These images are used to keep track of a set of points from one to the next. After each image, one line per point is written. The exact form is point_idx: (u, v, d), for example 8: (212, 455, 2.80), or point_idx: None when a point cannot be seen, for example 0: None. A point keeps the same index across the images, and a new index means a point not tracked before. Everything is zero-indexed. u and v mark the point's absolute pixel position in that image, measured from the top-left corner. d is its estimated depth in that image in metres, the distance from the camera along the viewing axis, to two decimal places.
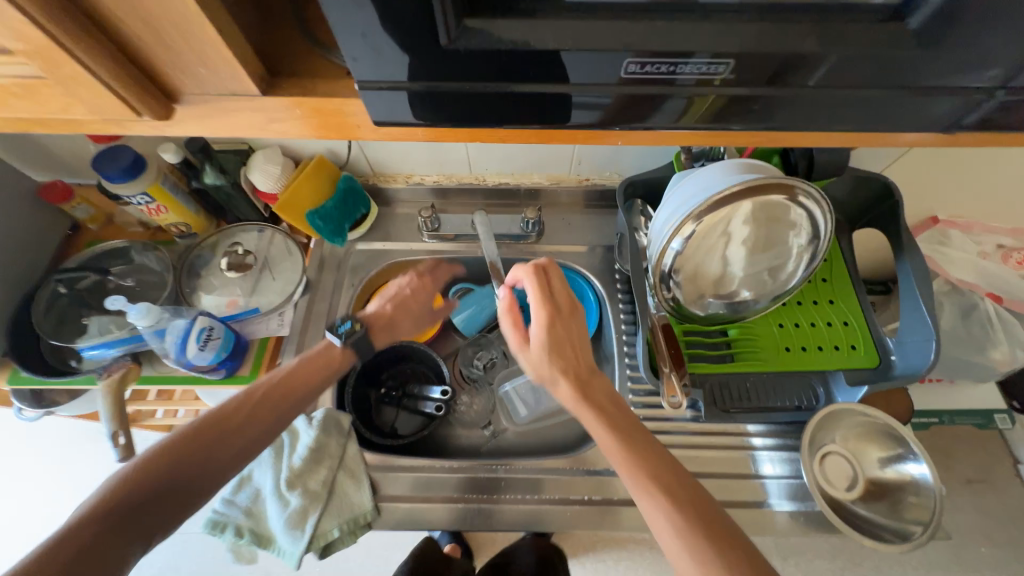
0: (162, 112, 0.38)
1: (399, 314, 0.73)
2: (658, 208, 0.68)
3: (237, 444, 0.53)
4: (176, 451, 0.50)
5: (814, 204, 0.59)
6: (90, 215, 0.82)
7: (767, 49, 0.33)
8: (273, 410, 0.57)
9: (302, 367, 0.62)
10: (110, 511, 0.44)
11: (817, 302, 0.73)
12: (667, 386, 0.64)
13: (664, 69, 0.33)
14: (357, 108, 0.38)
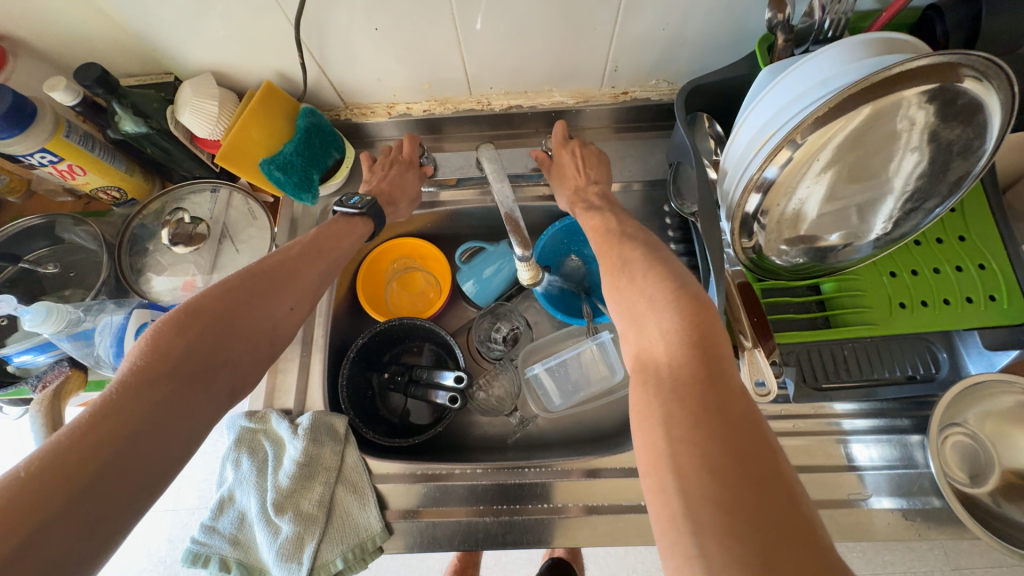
0: None
1: (395, 188, 0.61)
2: (735, 122, 0.48)
3: (269, 311, 0.46)
4: (191, 317, 0.41)
5: (986, 91, 0.40)
6: (5, 184, 0.65)
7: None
8: (297, 279, 0.49)
9: (318, 236, 0.53)
10: (140, 388, 0.37)
11: (942, 241, 0.55)
12: (750, 367, 0.49)
13: None
14: None
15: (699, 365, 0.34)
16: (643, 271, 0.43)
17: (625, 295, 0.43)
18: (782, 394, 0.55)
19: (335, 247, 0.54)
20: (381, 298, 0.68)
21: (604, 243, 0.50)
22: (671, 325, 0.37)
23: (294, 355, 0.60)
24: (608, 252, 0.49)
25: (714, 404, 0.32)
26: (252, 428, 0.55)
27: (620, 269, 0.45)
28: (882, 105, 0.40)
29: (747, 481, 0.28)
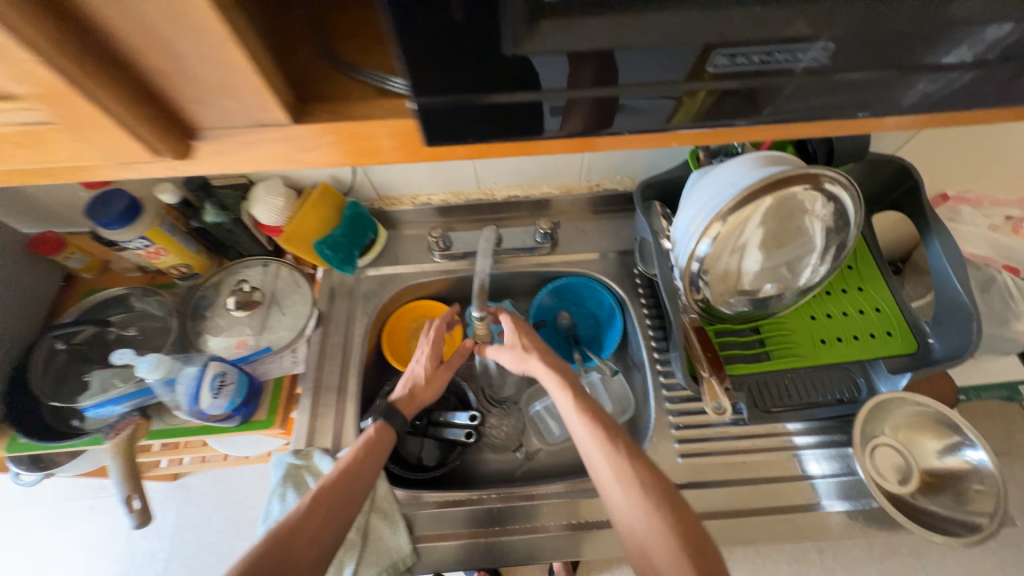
0: (176, 148, 0.31)
1: (418, 391, 0.67)
2: (679, 207, 0.66)
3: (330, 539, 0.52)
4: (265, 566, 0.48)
5: (842, 189, 0.57)
6: (85, 264, 0.78)
7: (722, 20, 0.28)
8: (337, 511, 0.53)
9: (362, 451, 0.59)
10: None
11: (845, 291, 0.71)
12: (709, 392, 0.61)
13: (758, 58, 0.30)
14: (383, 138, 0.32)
15: (649, 481, 0.52)
16: (586, 404, 0.59)
17: (580, 419, 0.58)
18: (740, 418, 0.67)
19: (367, 463, 0.58)
20: (403, 350, 0.80)
21: (535, 364, 0.64)
22: (623, 451, 0.54)
23: (331, 401, 0.70)
24: (543, 374, 0.62)
25: (665, 511, 0.50)
26: (298, 464, 0.63)
27: (563, 398, 0.60)
28: (776, 196, 0.57)
29: (699, 558, 0.47)
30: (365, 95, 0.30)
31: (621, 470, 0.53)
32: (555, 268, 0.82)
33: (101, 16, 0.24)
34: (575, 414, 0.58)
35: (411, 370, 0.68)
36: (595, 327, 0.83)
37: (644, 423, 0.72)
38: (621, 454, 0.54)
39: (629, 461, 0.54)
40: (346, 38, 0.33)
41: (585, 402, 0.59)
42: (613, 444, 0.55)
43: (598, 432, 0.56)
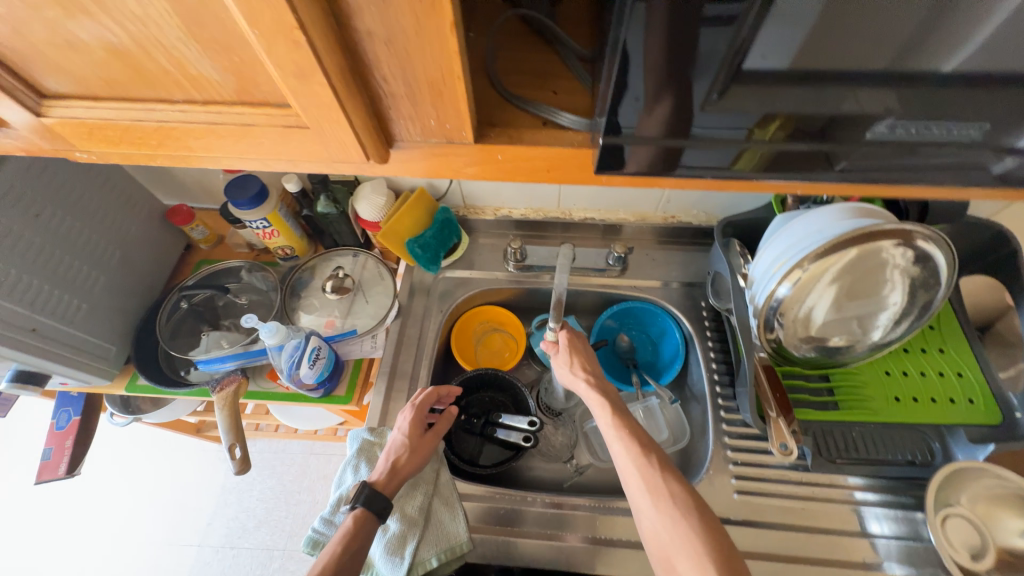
0: (380, 155, 0.33)
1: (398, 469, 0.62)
2: (760, 248, 0.67)
3: None
4: None
5: (934, 246, 0.57)
6: (205, 236, 0.87)
7: (885, 91, 0.31)
8: None
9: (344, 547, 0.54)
10: None
11: (925, 350, 0.69)
12: (776, 433, 0.62)
13: (915, 130, 0.33)
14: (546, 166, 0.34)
15: (674, 485, 0.54)
16: (618, 412, 0.62)
17: (611, 426, 0.61)
18: (802, 463, 0.66)
19: (355, 557, 0.54)
20: (469, 350, 0.85)
21: (573, 373, 0.68)
22: (648, 455, 0.57)
23: (404, 388, 0.76)
24: (580, 383, 0.66)
25: (690, 515, 0.51)
26: (371, 441, 0.68)
27: (597, 405, 0.63)
28: (863, 249, 0.57)
29: (724, 563, 0.47)
30: (532, 124, 0.34)
31: (646, 473, 0.55)
32: (622, 291, 0.85)
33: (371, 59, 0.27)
34: (607, 421, 0.61)
35: (391, 449, 0.63)
36: (653, 353, 0.85)
37: (698, 454, 0.72)
38: (646, 458, 0.56)
39: (654, 465, 0.56)
40: (512, 70, 0.37)
41: (616, 410, 0.62)
42: (640, 450, 0.57)
43: (627, 437, 0.59)
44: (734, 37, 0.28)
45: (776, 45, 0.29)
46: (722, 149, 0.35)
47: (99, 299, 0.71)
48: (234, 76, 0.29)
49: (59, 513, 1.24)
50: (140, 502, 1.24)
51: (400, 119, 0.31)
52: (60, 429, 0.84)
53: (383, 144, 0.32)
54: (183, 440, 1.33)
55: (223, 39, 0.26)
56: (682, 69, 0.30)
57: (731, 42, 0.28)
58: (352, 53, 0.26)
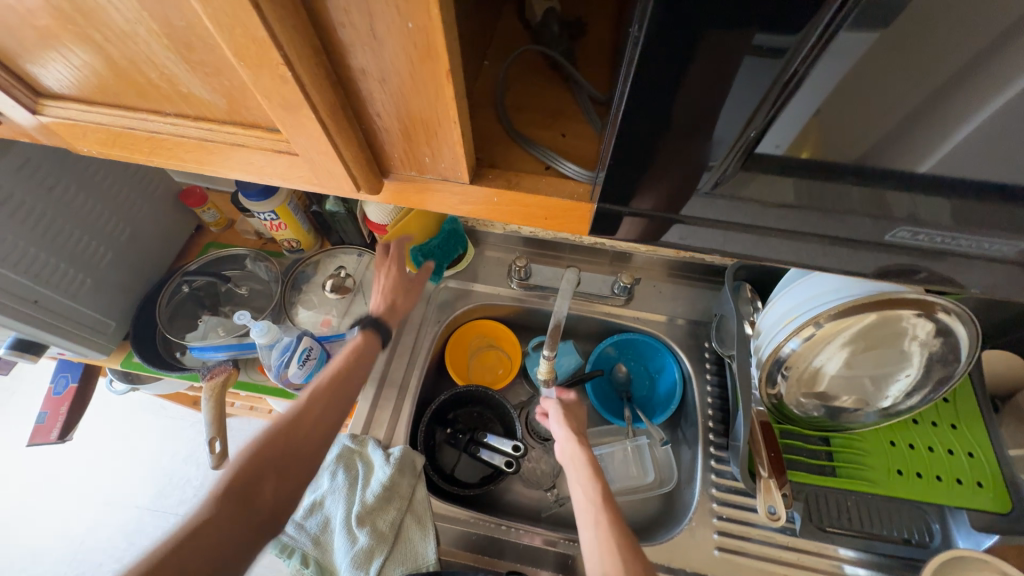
0: (373, 187, 0.33)
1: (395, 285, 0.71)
2: (771, 298, 0.65)
3: (305, 457, 0.56)
4: (254, 449, 0.53)
5: (959, 322, 0.54)
6: (215, 220, 0.88)
7: (892, 162, 0.29)
8: (320, 407, 0.58)
9: (353, 360, 0.64)
10: (222, 497, 0.49)
11: (936, 424, 0.66)
12: (765, 493, 0.59)
13: (936, 240, 0.33)
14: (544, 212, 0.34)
15: None
16: (607, 497, 0.57)
17: (595, 507, 0.56)
18: (790, 527, 0.63)
19: (355, 373, 0.64)
20: (462, 364, 0.84)
21: (568, 440, 0.64)
22: (627, 553, 0.52)
23: (391, 396, 0.74)
24: (574, 452, 0.62)
25: None
26: (351, 448, 0.68)
27: (586, 482, 0.59)
28: (882, 314, 0.54)
29: None
30: (536, 169, 0.34)
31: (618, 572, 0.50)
32: (624, 321, 0.83)
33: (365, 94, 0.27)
34: (591, 500, 0.57)
35: (382, 279, 0.71)
36: (650, 388, 0.83)
37: (682, 501, 0.70)
38: (624, 556, 0.51)
39: (631, 565, 0.50)
40: (522, 106, 0.37)
41: (603, 492, 0.58)
42: (620, 543, 0.52)
43: (609, 525, 0.54)
44: (745, 107, 0.27)
45: (788, 118, 0.28)
46: (729, 212, 0.34)
47: (104, 274, 0.72)
48: (223, 96, 0.30)
49: (55, 471, 1.28)
50: (131, 468, 1.27)
51: (394, 154, 0.31)
52: (57, 394, 0.86)
53: (375, 176, 0.32)
54: (180, 411, 1.35)
55: (223, 57, 0.26)
56: (690, 134, 0.28)
57: (742, 105, 0.27)
58: (346, 89, 0.26)
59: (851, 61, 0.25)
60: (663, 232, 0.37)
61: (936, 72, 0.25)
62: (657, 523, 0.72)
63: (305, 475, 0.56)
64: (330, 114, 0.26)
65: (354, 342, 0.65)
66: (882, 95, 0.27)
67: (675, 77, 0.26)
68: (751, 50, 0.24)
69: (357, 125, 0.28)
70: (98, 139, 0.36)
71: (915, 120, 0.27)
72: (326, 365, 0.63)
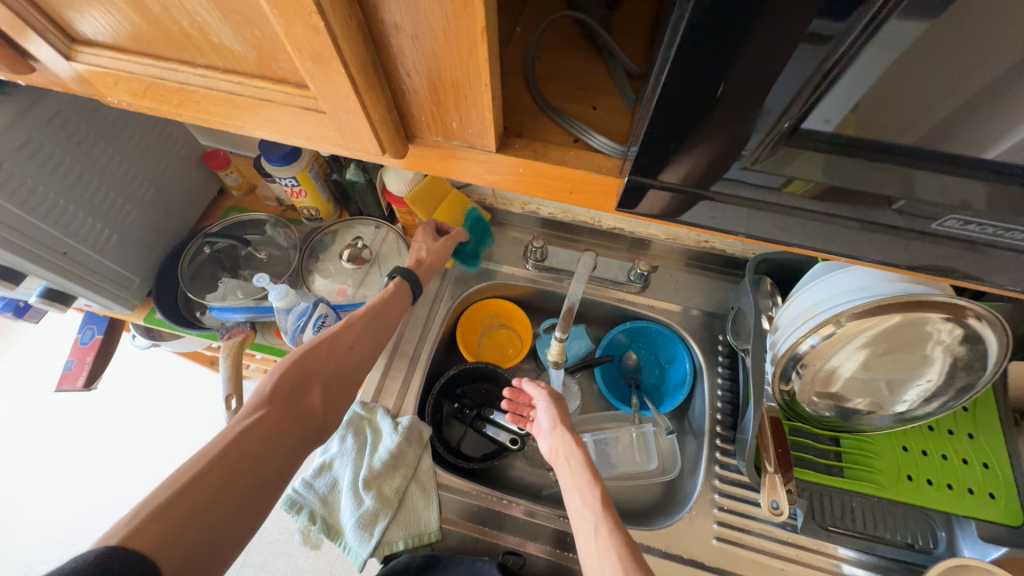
0: (397, 152, 0.33)
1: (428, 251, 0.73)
2: (794, 293, 0.63)
3: (346, 379, 0.62)
4: (302, 370, 0.57)
5: (989, 328, 0.51)
6: (238, 183, 0.88)
7: (943, 150, 0.28)
8: (359, 340, 0.64)
9: (394, 297, 0.68)
10: (278, 402, 0.53)
11: (953, 432, 0.64)
12: (769, 488, 0.59)
13: (984, 234, 0.31)
14: (568, 187, 0.33)
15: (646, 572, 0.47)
16: (605, 502, 0.54)
17: (589, 518, 0.53)
18: (791, 522, 0.63)
19: (392, 309, 0.68)
20: (473, 342, 0.84)
21: (559, 444, 0.61)
22: (623, 555, 0.49)
23: (402, 367, 0.75)
24: (569, 454, 0.60)
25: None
26: (361, 414, 0.69)
27: (578, 486, 0.56)
28: (906, 316, 0.52)
29: None
30: (564, 142, 0.33)
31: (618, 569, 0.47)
32: (638, 308, 0.82)
33: (395, 56, 0.26)
34: (582, 507, 0.54)
35: (414, 249, 0.73)
36: (659, 377, 0.83)
37: (684, 490, 0.71)
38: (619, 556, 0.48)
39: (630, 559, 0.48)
40: (553, 77, 0.36)
41: (599, 502, 0.54)
42: (617, 542, 0.50)
43: (607, 533, 0.51)
44: (789, 86, 0.26)
45: (834, 99, 0.26)
46: (758, 196, 0.33)
47: (129, 231, 0.74)
48: (255, 49, 0.30)
49: (80, 418, 1.34)
50: (151, 420, 1.32)
51: (422, 118, 0.30)
52: (83, 344, 0.89)
53: (401, 141, 0.32)
54: (197, 370, 1.39)
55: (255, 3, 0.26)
56: (730, 111, 0.27)
57: (788, 79, 0.25)
58: (378, 46, 0.26)
59: (910, 37, 0.23)
60: (685, 211, 0.35)
61: (1005, 56, 0.23)
62: (657, 509, 0.72)
63: (344, 386, 0.62)
64: (361, 76, 0.26)
65: (389, 286, 0.69)
66: (941, 76, 0.25)
67: (719, 53, 0.25)
68: (803, 27, 0.23)
69: (387, 88, 0.28)
70: (129, 90, 0.37)
71: (974, 106, 0.25)
72: (363, 302, 0.66)
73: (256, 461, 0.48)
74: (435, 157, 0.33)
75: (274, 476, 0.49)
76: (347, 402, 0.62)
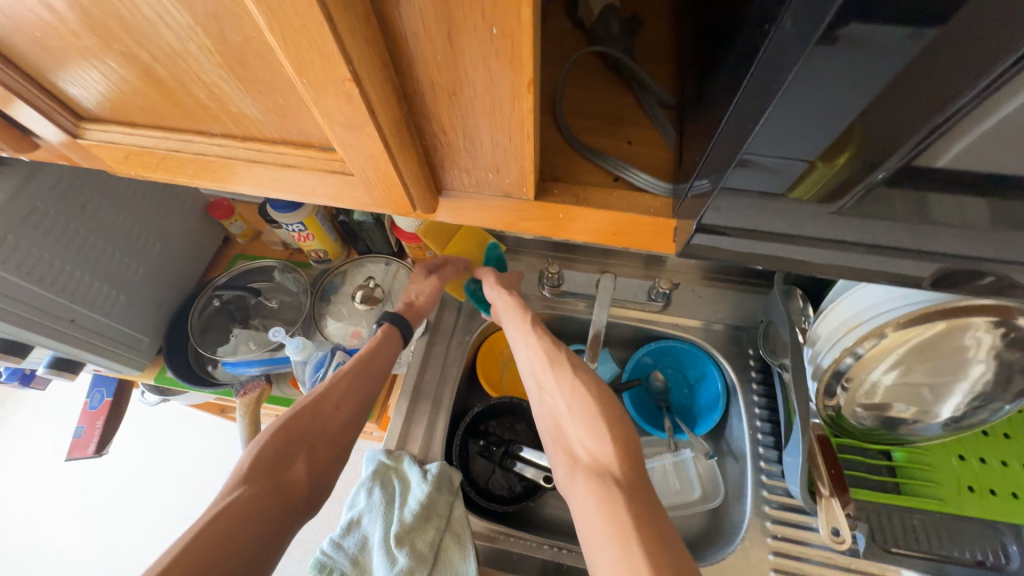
0: (428, 207, 0.31)
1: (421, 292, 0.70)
2: (826, 304, 0.60)
3: (334, 445, 0.59)
4: (283, 441, 0.55)
5: None
6: (243, 231, 0.87)
7: None
8: (346, 398, 0.61)
9: (380, 347, 0.66)
10: (256, 480, 0.51)
11: (1010, 437, 0.61)
12: (828, 515, 0.56)
13: None
14: (610, 229, 0.31)
15: (608, 413, 0.53)
16: (564, 352, 0.59)
17: (547, 366, 0.59)
18: (853, 548, 0.59)
19: (379, 361, 0.66)
20: (494, 374, 0.81)
21: (511, 312, 0.65)
22: (584, 392, 0.55)
23: (425, 410, 0.72)
24: (520, 320, 0.63)
25: (621, 434, 0.51)
26: (387, 464, 0.66)
27: (530, 347, 0.61)
28: (951, 324, 0.50)
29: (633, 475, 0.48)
30: (603, 182, 0.31)
31: (585, 406, 0.54)
32: (661, 328, 0.79)
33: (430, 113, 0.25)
34: (538, 362, 0.60)
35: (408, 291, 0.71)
36: (690, 398, 0.80)
37: (731, 519, 0.67)
38: (581, 394, 0.55)
39: (590, 401, 0.54)
40: (581, 113, 0.34)
41: (553, 352, 0.59)
42: (576, 384, 0.56)
43: (568, 372, 0.57)
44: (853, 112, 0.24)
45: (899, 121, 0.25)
46: (811, 223, 0.31)
47: (137, 291, 0.72)
48: (275, 115, 0.29)
49: (92, 478, 1.31)
50: (164, 475, 1.29)
51: (454, 172, 0.29)
52: (92, 408, 0.86)
53: (431, 196, 0.31)
54: (207, 419, 1.36)
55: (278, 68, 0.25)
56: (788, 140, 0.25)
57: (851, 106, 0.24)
58: (413, 105, 0.25)
59: None
60: (736, 239, 0.33)
61: None
62: (705, 542, 0.68)
63: (332, 454, 0.59)
64: (395, 135, 0.25)
65: (377, 335, 0.66)
66: None
67: (776, 85, 0.23)
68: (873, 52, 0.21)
69: (419, 146, 0.27)
70: (139, 160, 0.35)
71: None
72: (348, 359, 0.64)
73: (232, 550, 0.45)
74: (466, 209, 0.31)
75: (253, 565, 0.46)
76: (333, 469, 0.58)
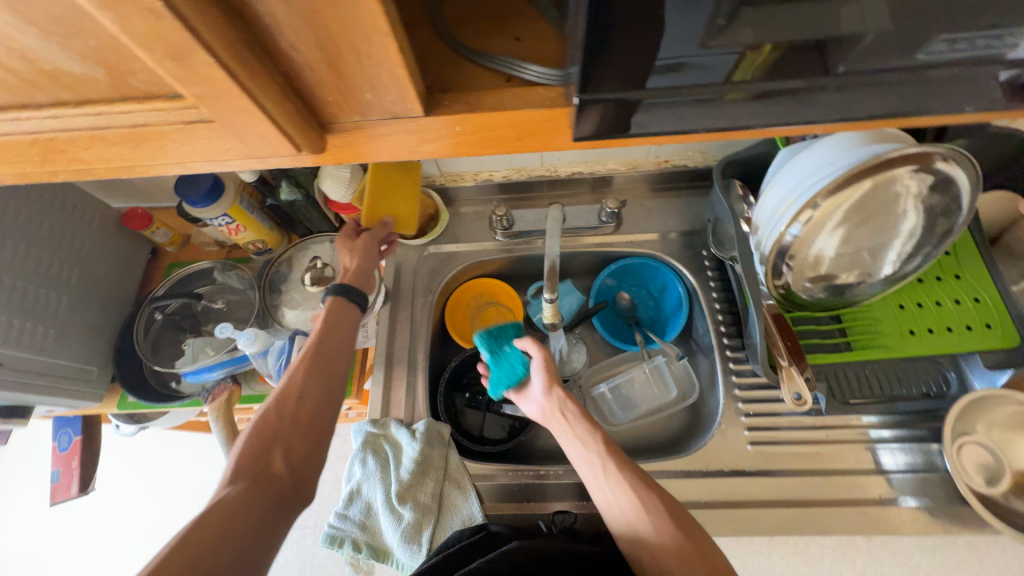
0: (315, 146, 0.34)
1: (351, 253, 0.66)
2: (763, 189, 0.62)
3: (314, 434, 0.56)
4: (257, 440, 0.53)
5: (957, 167, 0.51)
6: (169, 238, 0.81)
7: None
8: (313, 381, 0.58)
9: (336, 321, 0.63)
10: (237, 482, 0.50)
11: (941, 278, 0.65)
12: (788, 382, 0.60)
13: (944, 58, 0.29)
14: (508, 132, 0.33)
15: (691, 536, 0.50)
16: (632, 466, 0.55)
17: (616, 484, 0.54)
18: (816, 408, 0.65)
19: (340, 334, 0.62)
20: (465, 328, 0.81)
21: (568, 420, 0.59)
22: (663, 513, 0.51)
23: (403, 374, 0.73)
24: (579, 429, 0.58)
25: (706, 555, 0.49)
26: (375, 433, 0.67)
27: (596, 460, 0.56)
28: (878, 180, 0.51)
29: None
30: (493, 84, 0.33)
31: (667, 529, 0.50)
32: (618, 248, 0.80)
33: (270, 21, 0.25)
34: (606, 477, 0.54)
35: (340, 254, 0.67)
36: (657, 310, 0.82)
37: (709, 410, 0.71)
38: (660, 515, 0.51)
39: (672, 521, 0.51)
40: (463, 21, 0.36)
41: (621, 465, 0.55)
42: (654, 503, 0.52)
43: (642, 491, 0.53)
44: None
45: None
46: None
47: (68, 319, 0.67)
48: (101, 64, 0.28)
49: (94, 521, 1.28)
50: (168, 501, 1.27)
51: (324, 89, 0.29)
52: (63, 451, 0.83)
53: (314, 134, 0.33)
54: (197, 439, 1.33)
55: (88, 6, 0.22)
56: None
57: None
58: (252, 26, 0.26)
59: None
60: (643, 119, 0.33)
61: None
62: (688, 435, 0.73)
63: (314, 441, 0.56)
64: (231, 59, 0.25)
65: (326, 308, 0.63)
66: None
67: None
68: None
69: (274, 71, 0.28)
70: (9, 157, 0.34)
71: None
72: (304, 339, 0.61)
73: (222, 550, 0.44)
74: (355, 134, 0.34)
75: (247, 558, 0.45)
76: (318, 453, 0.56)
